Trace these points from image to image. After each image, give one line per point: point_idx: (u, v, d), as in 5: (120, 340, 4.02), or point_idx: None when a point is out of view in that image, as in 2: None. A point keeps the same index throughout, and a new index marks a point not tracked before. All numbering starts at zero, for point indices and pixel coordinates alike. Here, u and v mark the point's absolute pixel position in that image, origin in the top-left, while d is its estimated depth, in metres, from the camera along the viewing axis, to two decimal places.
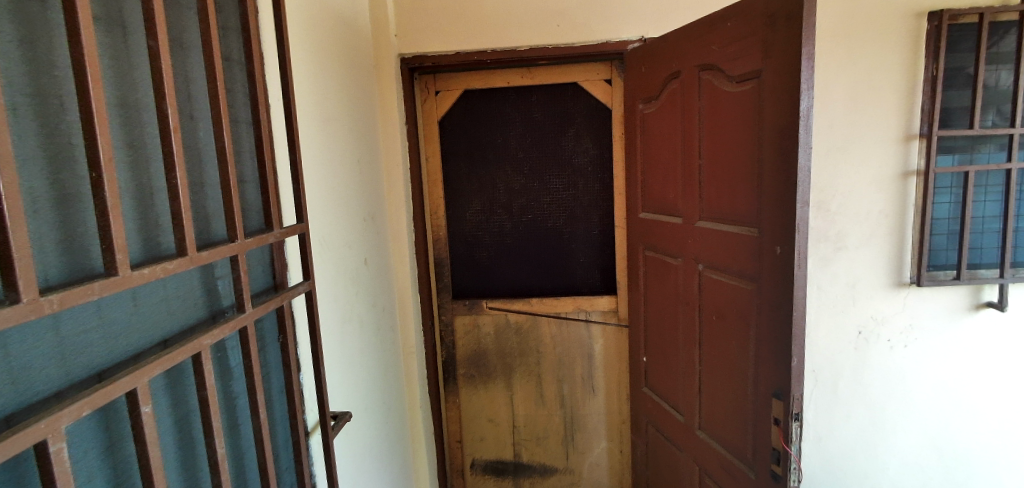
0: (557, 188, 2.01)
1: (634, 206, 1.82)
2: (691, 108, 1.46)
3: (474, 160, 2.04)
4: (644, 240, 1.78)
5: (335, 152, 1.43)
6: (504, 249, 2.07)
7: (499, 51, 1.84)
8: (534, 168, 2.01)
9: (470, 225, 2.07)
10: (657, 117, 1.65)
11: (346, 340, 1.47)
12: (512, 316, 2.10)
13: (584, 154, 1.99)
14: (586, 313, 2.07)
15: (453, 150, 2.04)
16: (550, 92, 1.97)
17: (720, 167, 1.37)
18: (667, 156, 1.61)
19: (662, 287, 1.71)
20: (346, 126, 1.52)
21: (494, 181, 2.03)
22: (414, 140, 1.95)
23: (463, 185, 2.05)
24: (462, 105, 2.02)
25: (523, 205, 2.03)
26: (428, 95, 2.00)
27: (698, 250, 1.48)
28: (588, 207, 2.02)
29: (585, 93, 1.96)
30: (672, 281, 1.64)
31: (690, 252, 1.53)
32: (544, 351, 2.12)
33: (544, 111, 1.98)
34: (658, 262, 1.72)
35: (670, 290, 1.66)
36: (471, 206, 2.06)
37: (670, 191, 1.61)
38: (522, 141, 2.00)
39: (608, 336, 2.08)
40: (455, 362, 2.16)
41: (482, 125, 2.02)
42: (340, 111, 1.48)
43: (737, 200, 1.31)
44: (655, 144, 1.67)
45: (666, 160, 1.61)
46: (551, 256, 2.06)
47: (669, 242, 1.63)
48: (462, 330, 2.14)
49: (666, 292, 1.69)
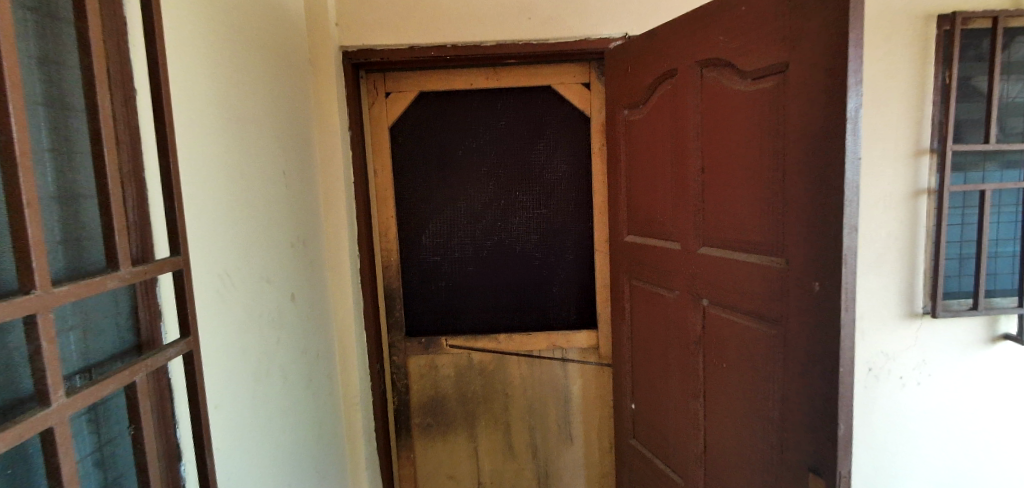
0: (529, 207, 1.75)
1: (619, 230, 1.55)
2: (690, 113, 1.22)
3: (433, 167, 1.75)
4: (630, 271, 1.52)
5: (247, 160, 1.11)
6: (467, 278, 1.78)
7: (461, 47, 1.57)
8: (500, 182, 1.74)
9: (428, 250, 1.78)
10: (644, 126, 1.39)
11: (263, 402, 1.13)
12: (476, 355, 1.80)
13: (559, 168, 1.73)
14: (562, 350, 1.79)
15: (407, 161, 1.75)
16: (519, 96, 1.71)
17: (729, 183, 1.13)
18: (657, 172, 1.35)
19: (654, 327, 1.43)
20: (267, 130, 1.21)
21: (454, 198, 1.75)
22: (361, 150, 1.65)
23: (419, 203, 1.76)
24: (417, 111, 1.73)
25: (488, 227, 1.76)
26: (376, 97, 1.71)
27: (697, 283, 1.23)
28: (564, 228, 1.75)
29: (559, 98, 1.71)
30: (665, 320, 1.37)
31: (687, 286, 1.27)
32: (513, 395, 1.82)
33: (511, 117, 1.72)
34: (647, 297, 1.45)
35: (662, 331, 1.39)
36: (428, 226, 1.77)
37: (663, 214, 1.35)
38: (486, 152, 1.73)
39: (587, 377, 1.80)
40: (408, 411, 1.83)
41: (441, 133, 1.73)
42: (257, 110, 1.17)
43: (751, 223, 1.07)
44: (642, 157, 1.41)
45: (656, 177, 1.36)
46: (522, 285, 1.78)
47: (663, 274, 1.36)
48: (416, 374, 1.82)
49: (657, 332, 1.42)
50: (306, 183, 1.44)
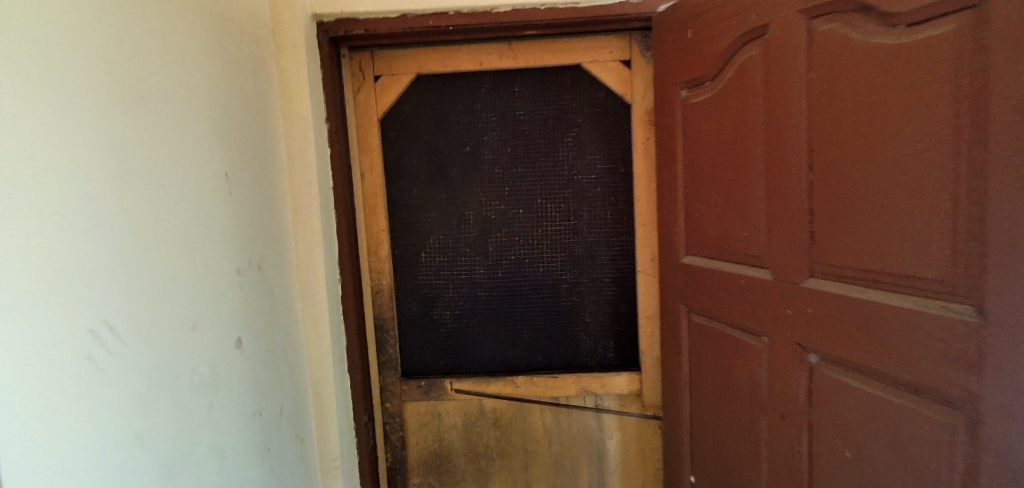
0: (555, 219, 1.40)
1: (673, 249, 1.18)
2: (791, 88, 0.85)
3: (434, 171, 1.42)
4: (691, 305, 1.14)
5: (161, 162, 0.78)
6: (478, 305, 1.44)
7: (468, 13, 1.23)
8: (518, 188, 1.40)
9: (428, 272, 1.45)
10: (710, 111, 1.03)
11: None
12: (489, 402, 1.46)
13: (592, 170, 1.38)
14: (595, 397, 1.43)
15: (402, 163, 1.42)
16: (541, 79, 1.36)
17: (866, 188, 0.76)
18: (732, 175, 0.99)
19: (725, 383, 1.06)
20: (198, 120, 0.87)
21: (460, 209, 1.42)
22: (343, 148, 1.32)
23: (416, 215, 1.43)
24: (413, 101, 1.40)
25: (504, 243, 1.42)
26: (362, 80, 1.38)
27: (802, 332, 0.87)
28: (600, 245, 1.40)
29: (591, 80, 1.36)
30: (745, 375, 1.01)
31: (784, 333, 0.90)
32: (535, 451, 1.47)
33: (532, 107, 1.37)
34: (716, 342, 1.08)
35: (739, 389, 1.02)
36: (429, 241, 1.44)
37: (743, 231, 0.98)
38: (500, 151, 1.39)
39: (626, 431, 1.44)
40: (405, 470, 1.49)
41: (444, 128, 1.40)
42: (183, 94, 0.84)
43: (907, 246, 0.73)
44: (707, 155, 1.04)
45: (730, 180, 0.99)
46: (547, 315, 1.43)
47: (744, 314, 0.99)
48: (415, 424, 1.48)
49: (730, 390, 1.05)
50: (265, 192, 1.10)
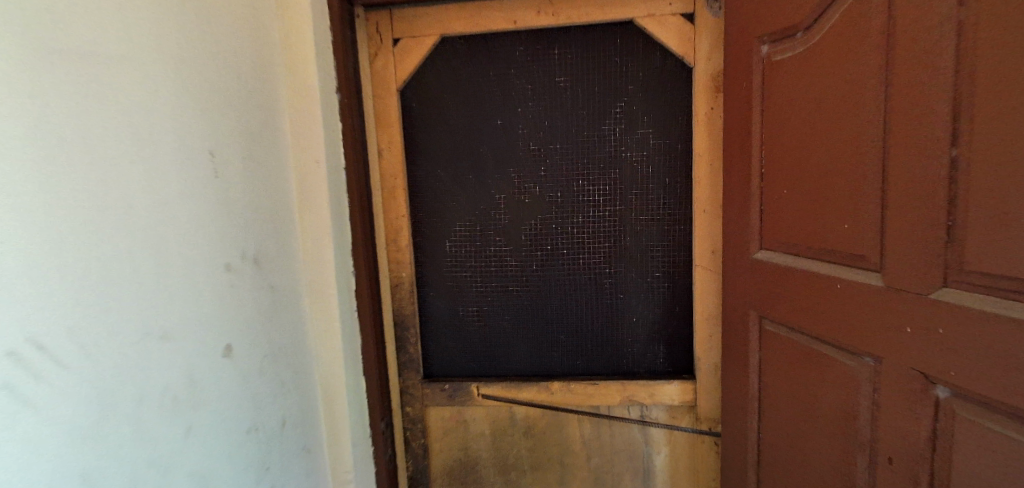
0: (599, 204, 1.22)
1: (744, 241, 0.99)
2: (929, 37, 0.64)
3: (460, 149, 1.26)
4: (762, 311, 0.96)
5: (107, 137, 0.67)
6: (509, 300, 1.30)
7: None
8: (557, 169, 1.23)
9: (455, 264, 1.31)
10: (798, 71, 0.82)
11: None
12: (519, 409, 1.31)
13: (643, 148, 1.19)
14: (641, 407, 1.27)
15: (425, 140, 1.27)
16: (586, 41, 1.17)
17: None
18: (827, 153, 0.79)
19: (801, 407, 0.88)
20: (160, 98, 0.75)
21: (490, 193, 1.26)
22: (358, 124, 1.18)
23: (441, 199, 1.28)
24: (437, 68, 1.24)
25: (541, 232, 1.26)
26: (379, 45, 1.22)
27: (916, 354, 0.69)
28: (651, 235, 1.22)
29: (644, 41, 1.16)
30: (828, 400, 0.83)
31: (890, 354, 0.72)
32: (571, 465, 1.32)
33: (573, 74, 1.18)
34: (790, 359, 0.89)
35: (818, 414, 0.85)
36: (456, 228, 1.29)
37: (839, 224, 0.78)
38: (535, 127, 1.22)
39: (676, 446, 1.27)
40: (427, 479, 1.36)
41: (472, 100, 1.23)
42: (138, 67, 0.71)
43: None
44: (792, 127, 0.84)
45: (824, 160, 0.79)
46: (589, 314, 1.28)
47: (834, 328, 0.80)
48: (439, 430, 1.35)
49: (805, 415, 0.87)
50: (261, 179, 0.97)
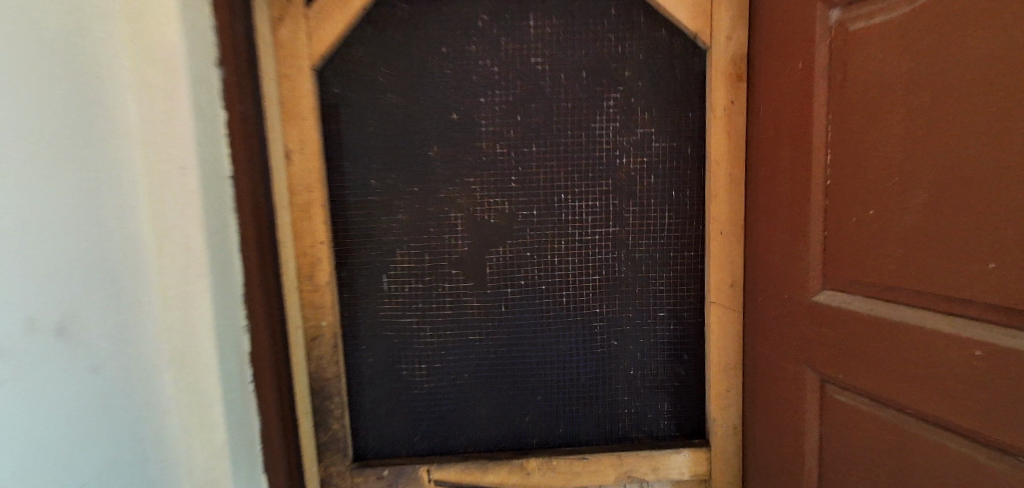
0: (587, 224, 0.95)
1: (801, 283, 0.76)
2: None
3: (402, 154, 0.94)
4: (784, 352, 0.80)
5: None
6: (474, 355, 0.98)
7: None
8: (533, 179, 0.94)
9: (395, 306, 0.97)
10: (902, 61, 0.62)
11: None
12: None
13: (642, 152, 0.94)
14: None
15: (354, 139, 0.93)
16: (571, 14, 0.90)
17: None
18: (883, 165, 0.65)
19: (835, 455, 0.74)
20: None
21: (444, 211, 0.95)
22: (257, 113, 0.82)
23: (377, 220, 0.95)
24: (370, 40, 0.91)
25: (512, 262, 0.96)
26: (286, 2, 0.87)
27: None
28: (653, 261, 0.97)
29: (645, 15, 0.90)
30: (895, 455, 0.66)
31: (976, 402, 0.58)
32: None
33: (554, 55, 0.91)
34: (826, 403, 0.75)
35: (859, 465, 0.70)
36: (396, 260, 0.96)
37: (907, 251, 0.63)
38: (503, 122, 0.93)
39: None
40: None
41: (419, 86, 0.92)
42: None
43: None
44: (837, 133, 0.70)
45: (881, 173, 0.65)
46: (574, 366, 0.99)
47: (897, 372, 0.65)
48: None
49: (849, 456, 0.72)
50: (68, 197, 0.60)
